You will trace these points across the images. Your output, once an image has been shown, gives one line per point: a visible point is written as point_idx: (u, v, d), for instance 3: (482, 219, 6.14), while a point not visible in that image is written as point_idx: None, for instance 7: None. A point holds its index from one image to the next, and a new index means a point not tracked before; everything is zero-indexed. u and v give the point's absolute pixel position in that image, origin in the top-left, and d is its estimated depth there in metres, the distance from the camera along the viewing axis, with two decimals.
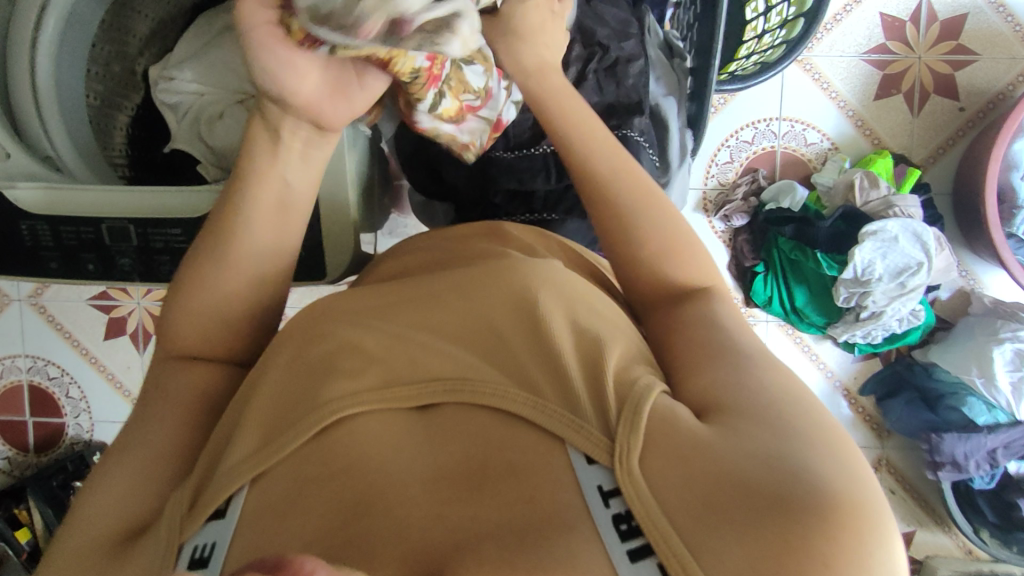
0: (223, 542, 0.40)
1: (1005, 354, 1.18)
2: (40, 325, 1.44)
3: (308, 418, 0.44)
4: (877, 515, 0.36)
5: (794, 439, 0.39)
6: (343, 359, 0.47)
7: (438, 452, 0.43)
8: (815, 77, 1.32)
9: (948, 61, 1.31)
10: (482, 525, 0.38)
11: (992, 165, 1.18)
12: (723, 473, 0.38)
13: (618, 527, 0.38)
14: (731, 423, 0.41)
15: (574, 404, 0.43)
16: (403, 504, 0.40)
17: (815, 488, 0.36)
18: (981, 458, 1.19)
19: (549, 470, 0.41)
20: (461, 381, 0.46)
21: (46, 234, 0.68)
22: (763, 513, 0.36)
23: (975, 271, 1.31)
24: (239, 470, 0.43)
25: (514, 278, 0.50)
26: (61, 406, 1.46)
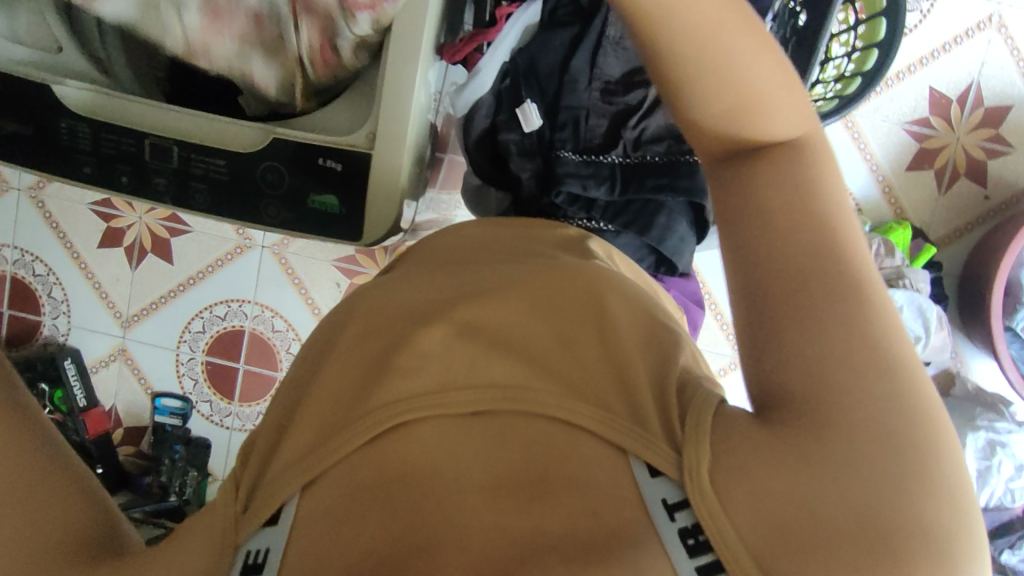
0: (277, 549, 0.43)
1: (979, 441, 1.21)
2: (36, 219, 1.41)
3: (362, 423, 0.46)
4: (951, 521, 0.39)
5: (878, 454, 0.39)
6: (399, 359, 0.49)
7: (498, 458, 0.44)
8: (855, 135, 1.33)
9: (983, 148, 1.34)
10: (545, 537, 0.40)
11: (1007, 259, 1.20)
12: (791, 488, 0.40)
13: (686, 542, 0.40)
14: (799, 432, 0.41)
15: (643, 420, 0.45)
16: (463, 512, 0.41)
17: (884, 516, 0.38)
18: None
19: (615, 484, 0.43)
20: (517, 389, 0.47)
21: (85, 136, 0.66)
22: (842, 538, 0.38)
23: (965, 355, 1.33)
24: (290, 478, 0.45)
25: (583, 289, 0.53)
26: (40, 304, 1.43)
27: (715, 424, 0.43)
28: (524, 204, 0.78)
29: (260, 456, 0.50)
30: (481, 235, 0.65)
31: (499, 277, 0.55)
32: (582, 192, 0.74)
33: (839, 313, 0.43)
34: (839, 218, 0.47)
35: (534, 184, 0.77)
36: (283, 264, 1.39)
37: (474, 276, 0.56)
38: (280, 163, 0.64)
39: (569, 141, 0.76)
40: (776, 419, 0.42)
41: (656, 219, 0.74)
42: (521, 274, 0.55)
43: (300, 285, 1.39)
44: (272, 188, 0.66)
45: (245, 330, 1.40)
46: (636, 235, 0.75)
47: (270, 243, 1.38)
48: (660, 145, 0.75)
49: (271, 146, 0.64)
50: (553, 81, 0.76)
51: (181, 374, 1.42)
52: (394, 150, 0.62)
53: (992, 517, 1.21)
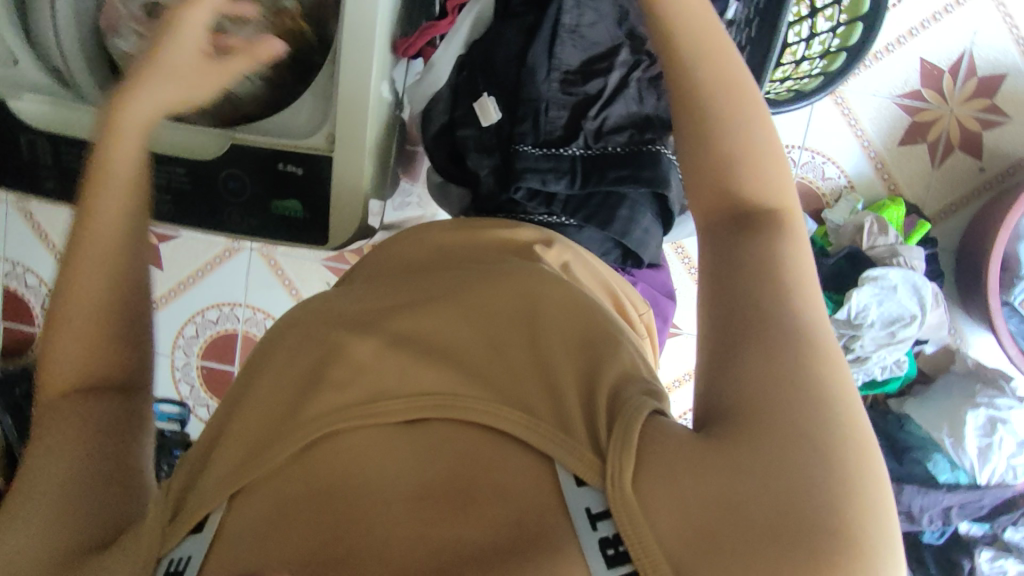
0: (198, 557, 0.44)
1: (978, 418, 1.20)
2: (24, 231, 1.41)
3: (293, 435, 0.47)
4: (877, 534, 0.35)
5: (800, 459, 0.36)
6: (333, 370, 0.50)
7: (424, 468, 0.45)
8: (845, 111, 1.31)
9: (977, 119, 1.31)
10: (466, 548, 0.41)
11: (1003, 233, 1.18)
12: (715, 495, 0.37)
13: (605, 552, 0.39)
14: (728, 437, 0.38)
15: (568, 424, 0.44)
16: (384, 522, 0.42)
17: (800, 519, 0.35)
18: (935, 514, 1.21)
19: (537, 494, 0.43)
20: (449, 396, 0.47)
21: (46, 152, 0.68)
22: (761, 546, 0.35)
23: (963, 330, 1.32)
24: (219, 490, 0.46)
25: (522, 294, 0.53)
26: (34, 315, 1.44)
27: (647, 429, 0.41)
28: (484, 203, 0.78)
29: (185, 473, 0.50)
30: (435, 238, 0.65)
31: (439, 287, 0.56)
32: (541, 187, 0.73)
33: (788, 329, 0.40)
34: (799, 254, 0.44)
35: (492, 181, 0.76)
36: (272, 264, 1.38)
37: (420, 286, 0.57)
38: (241, 169, 0.64)
39: (529, 134, 0.73)
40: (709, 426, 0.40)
41: (618, 211, 0.74)
42: (464, 283, 0.56)
43: (290, 286, 1.39)
44: (234, 195, 0.65)
45: (238, 333, 1.40)
46: (597, 228, 0.75)
47: (259, 245, 1.37)
48: (621, 135, 0.74)
49: (231, 153, 0.63)
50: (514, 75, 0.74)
51: (178, 378, 1.43)
52: (351, 154, 0.61)
53: (993, 495, 1.19)
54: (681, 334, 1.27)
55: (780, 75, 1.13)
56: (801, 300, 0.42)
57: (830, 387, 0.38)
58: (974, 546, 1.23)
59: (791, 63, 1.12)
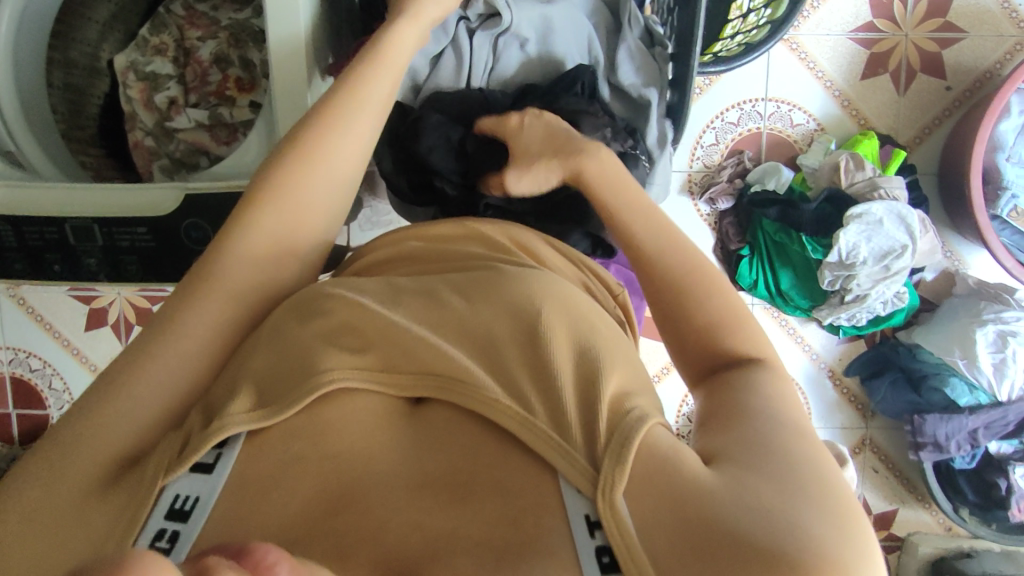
0: (206, 499, 0.41)
1: (988, 335, 1.18)
2: (21, 316, 1.42)
3: (303, 388, 0.45)
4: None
5: (802, 504, 0.37)
6: (343, 340, 0.49)
7: (427, 458, 0.45)
8: (802, 56, 1.30)
9: (935, 39, 1.30)
10: (462, 538, 0.41)
11: (978, 147, 1.17)
12: (719, 521, 0.37)
13: (601, 559, 0.39)
14: (746, 478, 0.39)
15: (564, 429, 0.43)
16: (385, 505, 0.43)
17: (801, 556, 0.35)
18: (962, 439, 1.20)
19: (538, 486, 0.42)
20: (451, 377, 0.47)
21: (9, 235, 0.66)
22: (752, 571, 0.35)
23: (960, 252, 1.31)
24: (239, 420, 0.44)
25: (512, 287, 0.51)
26: (44, 398, 1.45)
27: (642, 446, 0.41)
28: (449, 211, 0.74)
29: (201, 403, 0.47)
30: (416, 234, 0.64)
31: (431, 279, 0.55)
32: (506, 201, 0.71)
33: (784, 429, 0.42)
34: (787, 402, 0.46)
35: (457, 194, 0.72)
36: None
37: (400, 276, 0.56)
38: (202, 218, 0.64)
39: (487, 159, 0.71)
40: (726, 465, 0.40)
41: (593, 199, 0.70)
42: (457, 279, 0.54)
43: None
44: (198, 244, 0.65)
45: None
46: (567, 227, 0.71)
47: None
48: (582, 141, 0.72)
49: (188, 203, 0.64)
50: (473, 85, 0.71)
51: None
52: None
53: (1018, 411, 1.18)
54: None
55: (731, 31, 1.14)
56: (792, 412, 0.44)
57: (823, 465, 0.40)
58: (1007, 464, 1.21)
59: (739, 17, 1.13)
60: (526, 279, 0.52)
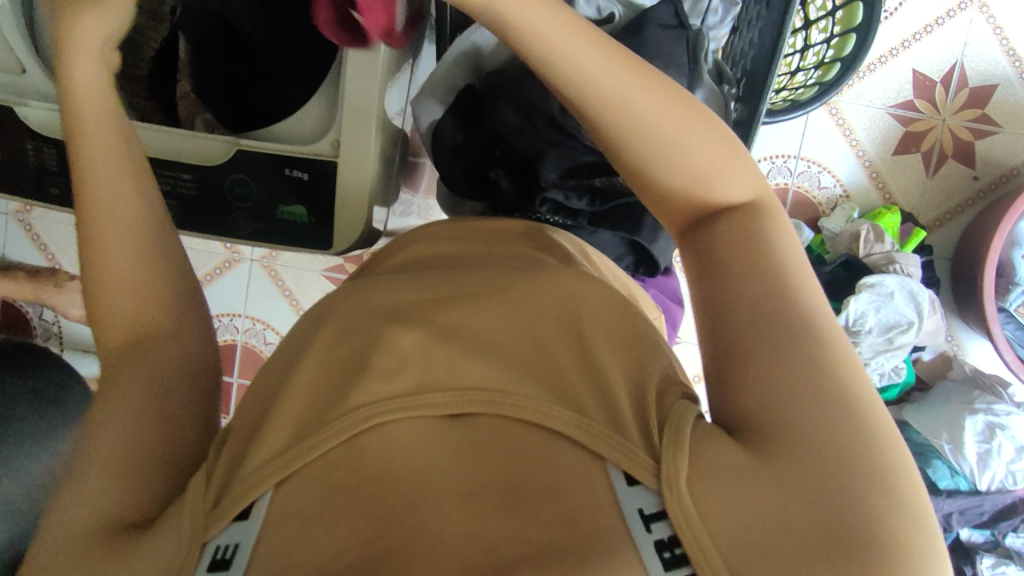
0: (248, 545, 0.38)
1: (977, 424, 1.20)
2: (22, 239, 1.33)
3: (338, 423, 0.41)
4: (921, 533, 0.36)
5: (853, 482, 0.36)
6: (378, 358, 0.44)
7: (473, 467, 0.39)
8: (840, 122, 1.32)
9: (970, 129, 1.32)
10: (519, 545, 0.35)
11: (997, 241, 1.19)
12: (766, 505, 0.36)
13: (661, 555, 0.36)
14: (773, 453, 0.38)
15: (620, 425, 0.41)
16: (437, 516, 0.36)
17: (862, 526, 0.35)
18: (937, 521, 1.21)
19: (592, 495, 0.38)
20: (497, 392, 0.42)
21: (52, 157, 0.68)
22: (811, 549, 0.35)
23: (961, 338, 1.34)
24: (266, 472, 0.40)
25: (571, 300, 0.50)
26: (32, 326, 1.36)
27: (697, 435, 0.40)
28: (502, 209, 0.71)
29: (230, 452, 0.43)
30: (463, 230, 0.64)
31: (476, 277, 0.53)
32: (563, 203, 0.66)
33: (814, 372, 0.40)
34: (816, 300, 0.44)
35: (512, 188, 0.70)
36: (272, 276, 1.35)
37: (442, 282, 0.53)
38: (247, 175, 0.64)
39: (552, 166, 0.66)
40: (751, 441, 0.39)
41: (643, 220, 0.67)
42: (511, 280, 0.52)
43: (290, 297, 1.36)
44: (242, 200, 0.66)
45: (237, 343, 1.37)
46: (612, 233, 0.69)
47: (259, 256, 1.35)
48: None
49: (238, 158, 0.64)
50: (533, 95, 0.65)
51: None
52: (359, 165, 0.62)
53: (994, 501, 1.19)
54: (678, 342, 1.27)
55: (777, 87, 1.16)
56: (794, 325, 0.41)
57: (859, 405, 0.39)
58: (975, 553, 1.23)
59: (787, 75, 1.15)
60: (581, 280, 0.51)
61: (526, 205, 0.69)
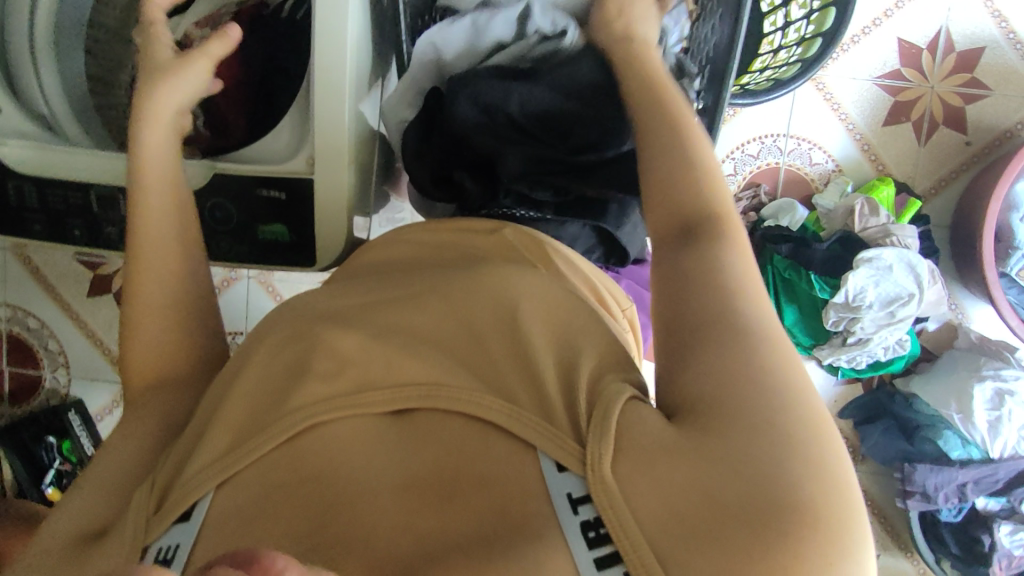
0: (187, 544, 0.39)
1: (985, 392, 1.18)
2: (23, 274, 1.34)
3: (277, 425, 0.43)
4: (849, 524, 0.33)
5: (768, 444, 0.34)
6: (317, 359, 0.45)
7: (411, 459, 0.41)
8: (827, 96, 1.31)
9: (960, 94, 1.31)
10: (451, 537, 0.37)
11: (993, 205, 1.18)
12: (691, 480, 0.34)
13: (586, 534, 0.36)
14: (704, 430, 0.36)
15: (549, 413, 0.40)
16: (372, 511, 0.39)
17: (787, 502, 0.32)
18: (950, 491, 1.19)
19: (520, 479, 0.39)
20: (436, 386, 0.43)
21: (32, 196, 0.68)
22: (732, 526, 0.33)
23: (964, 304, 1.32)
24: (206, 476, 0.42)
25: (502, 286, 0.48)
26: (39, 358, 1.36)
27: (627, 417, 0.38)
28: (468, 206, 0.70)
29: (180, 450, 0.45)
30: (418, 235, 0.61)
31: (424, 273, 0.53)
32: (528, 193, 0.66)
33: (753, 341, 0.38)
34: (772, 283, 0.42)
35: (477, 186, 0.69)
36: (270, 292, 1.36)
37: (383, 282, 0.53)
38: (226, 200, 0.65)
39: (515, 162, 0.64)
40: (685, 420, 0.37)
41: (609, 207, 0.67)
42: (450, 276, 0.51)
43: None
44: (220, 224, 0.66)
45: None
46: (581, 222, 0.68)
47: (256, 272, 1.35)
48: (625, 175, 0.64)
49: (214, 182, 0.64)
50: (495, 94, 0.62)
51: None
52: (333, 173, 0.62)
53: (1008, 468, 1.17)
54: None
55: (760, 65, 1.14)
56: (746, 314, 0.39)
57: (798, 388, 0.36)
58: (993, 521, 1.20)
59: (769, 52, 1.11)
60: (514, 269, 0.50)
61: (491, 200, 0.69)
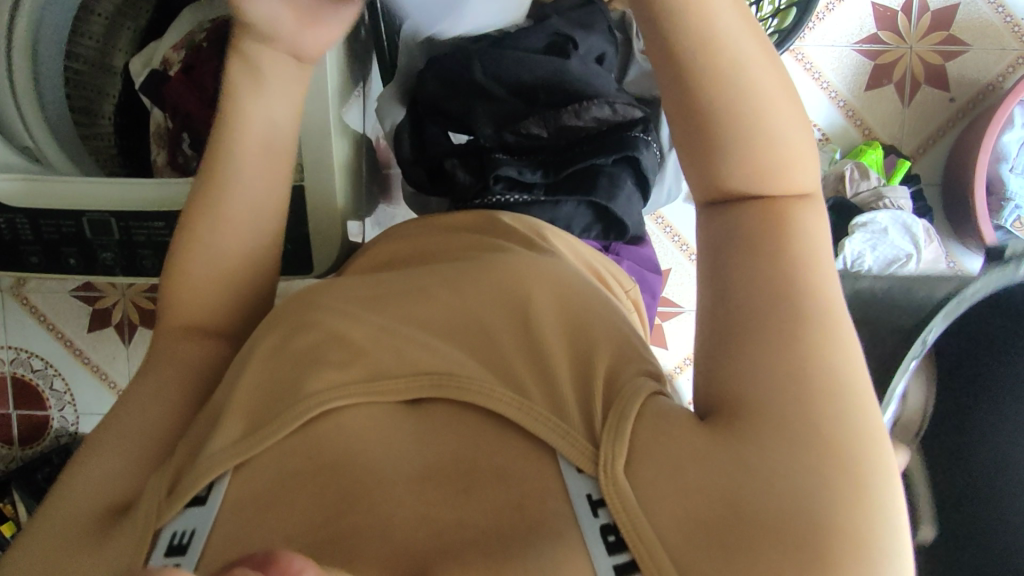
0: (203, 530, 0.39)
1: None
2: (23, 316, 1.34)
3: (293, 409, 0.42)
4: (884, 535, 0.32)
5: (801, 452, 0.33)
6: (330, 350, 0.44)
7: (427, 450, 0.40)
8: (807, 66, 1.31)
9: (938, 52, 1.31)
10: (467, 532, 0.36)
11: (982, 157, 1.18)
12: (719, 491, 0.33)
13: (606, 538, 0.35)
14: (741, 440, 0.34)
15: (558, 406, 0.40)
16: (386, 500, 0.38)
17: (814, 513, 0.32)
18: None
19: (535, 472, 0.38)
20: (449, 376, 0.42)
21: (25, 227, 0.67)
22: (756, 539, 0.32)
23: (963, 262, 1.32)
24: (221, 458, 0.41)
25: (508, 270, 0.48)
26: (45, 398, 1.36)
27: (646, 413, 0.37)
28: (461, 199, 0.68)
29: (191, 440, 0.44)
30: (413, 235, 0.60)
31: (423, 274, 0.51)
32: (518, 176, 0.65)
33: (783, 285, 0.36)
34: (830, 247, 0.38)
35: (467, 175, 0.67)
36: None
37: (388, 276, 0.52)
38: None
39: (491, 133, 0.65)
40: (719, 422, 0.36)
41: (599, 181, 0.65)
42: (456, 270, 0.50)
43: None
44: None
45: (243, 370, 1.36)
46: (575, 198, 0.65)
47: None
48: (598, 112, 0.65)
49: None
50: (452, 65, 0.66)
51: None
52: (320, 168, 0.62)
53: None
54: (683, 311, 1.24)
55: None
56: (814, 299, 0.36)
57: (849, 390, 0.34)
58: None
59: None
60: (523, 262, 0.49)
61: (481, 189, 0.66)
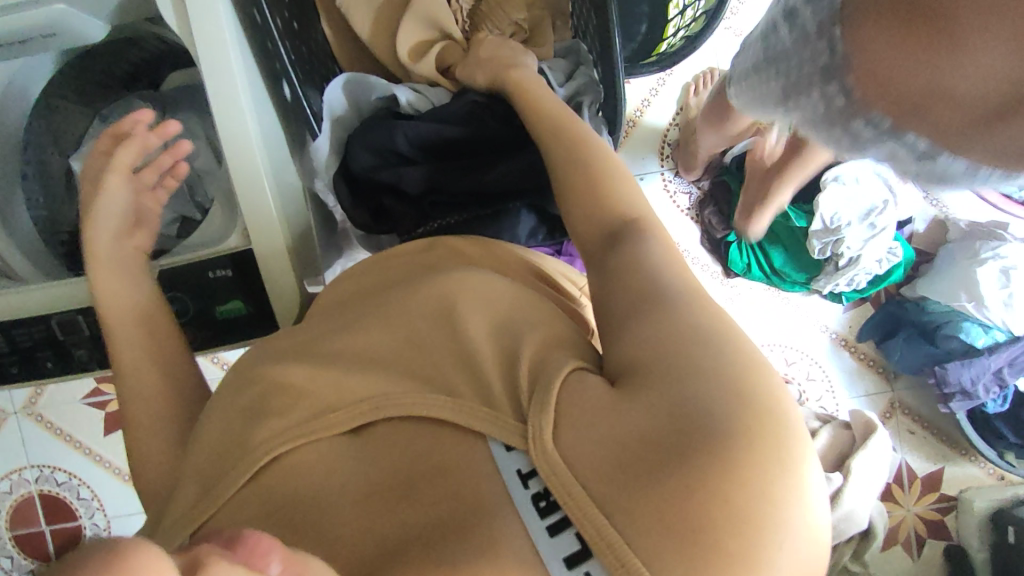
0: None
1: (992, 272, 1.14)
2: (42, 434, 1.36)
3: (240, 465, 0.43)
4: (781, 441, 0.35)
5: (699, 382, 0.37)
6: (272, 399, 0.45)
7: (370, 469, 0.41)
8: None
9: None
10: (410, 530, 0.38)
11: None
12: (633, 434, 0.37)
13: (538, 504, 0.37)
14: (646, 391, 0.38)
15: (490, 398, 0.40)
16: (334, 521, 0.39)
17: (713, 431, 0.35)
18: (989, 381, 1.14)
19: (470, 463, 0.39)
20: (384, 397, 0.43)
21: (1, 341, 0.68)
22: (661, 469, 0.35)
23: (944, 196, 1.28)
24: (178, 528, 0.42)
25: (427, 287, 0.48)
26: (74, 509, 1.36)
27: (569, 383, 0.40)
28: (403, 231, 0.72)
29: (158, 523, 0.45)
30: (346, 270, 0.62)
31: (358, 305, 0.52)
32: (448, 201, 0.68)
33: (669, 284, 0.44)
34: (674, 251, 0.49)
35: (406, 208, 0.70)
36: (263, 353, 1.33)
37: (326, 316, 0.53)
38: (181, 293, 0.66)
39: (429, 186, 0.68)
40: (625, 385, 0.39)
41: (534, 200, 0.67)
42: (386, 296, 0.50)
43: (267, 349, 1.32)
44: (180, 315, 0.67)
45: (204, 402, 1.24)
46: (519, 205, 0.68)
47: None
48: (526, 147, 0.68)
49: (165, 277, 0.66)
50: (378, 134, 0.68)
51: None
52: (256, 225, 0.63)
53: None
54: None
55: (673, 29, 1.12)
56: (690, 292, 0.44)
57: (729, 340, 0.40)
58: None
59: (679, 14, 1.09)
60: (449, 274, 0.48)
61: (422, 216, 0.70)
